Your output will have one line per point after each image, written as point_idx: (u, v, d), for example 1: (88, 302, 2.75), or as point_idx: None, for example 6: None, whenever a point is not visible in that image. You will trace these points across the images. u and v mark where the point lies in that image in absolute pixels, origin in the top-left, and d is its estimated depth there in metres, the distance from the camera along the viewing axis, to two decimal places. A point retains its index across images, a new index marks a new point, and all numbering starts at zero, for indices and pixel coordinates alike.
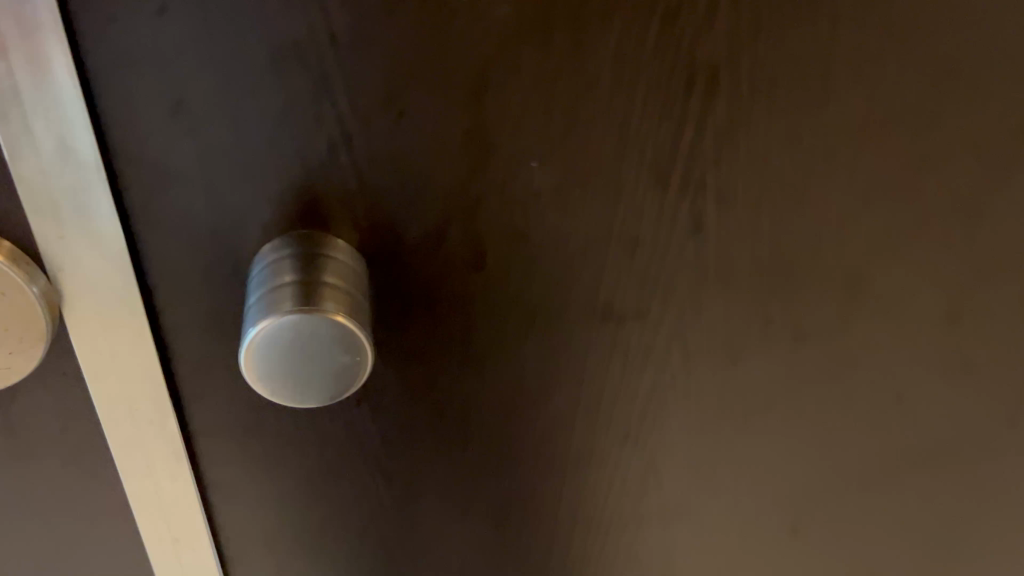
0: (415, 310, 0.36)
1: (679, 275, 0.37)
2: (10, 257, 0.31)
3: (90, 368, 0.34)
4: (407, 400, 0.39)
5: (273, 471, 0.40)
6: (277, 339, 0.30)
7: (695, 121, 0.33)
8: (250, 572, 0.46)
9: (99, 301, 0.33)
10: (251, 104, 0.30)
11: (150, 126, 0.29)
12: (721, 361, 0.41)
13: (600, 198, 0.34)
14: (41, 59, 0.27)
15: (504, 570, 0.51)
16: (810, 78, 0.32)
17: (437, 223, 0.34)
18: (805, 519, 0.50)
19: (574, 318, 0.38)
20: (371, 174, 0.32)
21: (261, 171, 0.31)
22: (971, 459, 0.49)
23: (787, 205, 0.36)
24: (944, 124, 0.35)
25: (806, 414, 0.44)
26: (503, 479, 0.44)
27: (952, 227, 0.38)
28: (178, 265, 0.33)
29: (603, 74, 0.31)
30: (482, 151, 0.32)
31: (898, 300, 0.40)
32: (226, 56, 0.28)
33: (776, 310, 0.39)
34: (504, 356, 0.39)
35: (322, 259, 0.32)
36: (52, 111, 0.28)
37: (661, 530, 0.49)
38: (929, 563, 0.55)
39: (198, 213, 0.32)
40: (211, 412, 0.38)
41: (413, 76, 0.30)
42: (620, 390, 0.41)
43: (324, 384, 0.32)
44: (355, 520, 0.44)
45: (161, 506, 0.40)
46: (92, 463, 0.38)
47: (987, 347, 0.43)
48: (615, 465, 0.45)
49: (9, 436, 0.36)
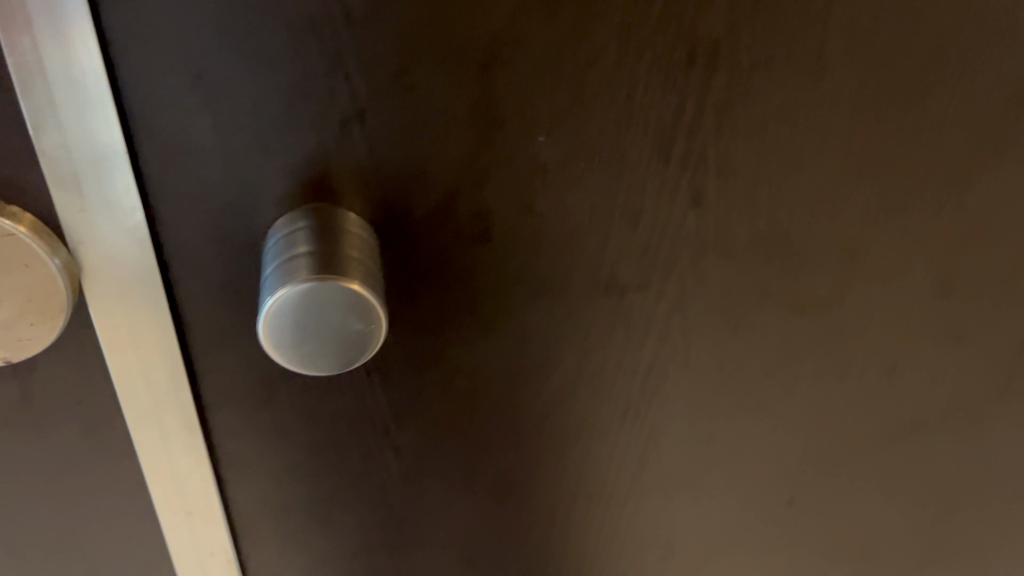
0: (424, 285, 0.37)
1: (681, 248, 0.38)
2: (32, 230, 0.31)
3: (107, 339, 0.35)
4: (416, 372, 0.40)
5: (284, 444, 0.41)
6: (294, 308, 0.31)
7: (697, 94, 0.33)
8: (259, 549, 0.46)
9: (118, 274, 0.34)
10: (267, 78, 0.30)
11: (169, 100, 0.30)
12: (720, 333, 0.42)
13: (605, 172, 0.35)
14: (65, 33, 0.28)
15: (508, 545, 0.51)
16: (808, 51, 0.33)
17: (447, 197, 0.35)
18: (801, 489, 0.51)
19: (578, 291, 0.39)
20: (383, 148, 0.33)
21: (276, 145, 0.32)
22: (961, 429, 0.50)
23: (786, 178, 0.37)
24: (936, 97, 0.36)
25: (802, 385, 0.45)
26: (508, 452, 0.45)
27: (943, 198, 0.39)
28: (193, 238, 0.34)
29: (610, 48, 0.32)
30: (492, 124, 0.33)
31: (892, 273, 0.41)
32: (245, 29, 0.29)
33: (774, 284, 0.40)
34: (511, 329, 0.40)
35: (336, 231, 0.33)
36: (76, 85, 0.29)
37: (660, 502, 0.50)
38: (922, 536, 0.56)
39: (214, 187, 0.33)
40: (224, 385, 0.38)
41: (426, 50, 0.31)
42: (623, 362, 0.42)
43: (339, 353, 0.33)
44: (363, 493, 0.45)
45: (174, 478, 0.41)
46: (108, 434, 0.39)
47: (976, 318, 0.45)
48: (617, 437, 0.46)
49: (27, 409, 0.37)
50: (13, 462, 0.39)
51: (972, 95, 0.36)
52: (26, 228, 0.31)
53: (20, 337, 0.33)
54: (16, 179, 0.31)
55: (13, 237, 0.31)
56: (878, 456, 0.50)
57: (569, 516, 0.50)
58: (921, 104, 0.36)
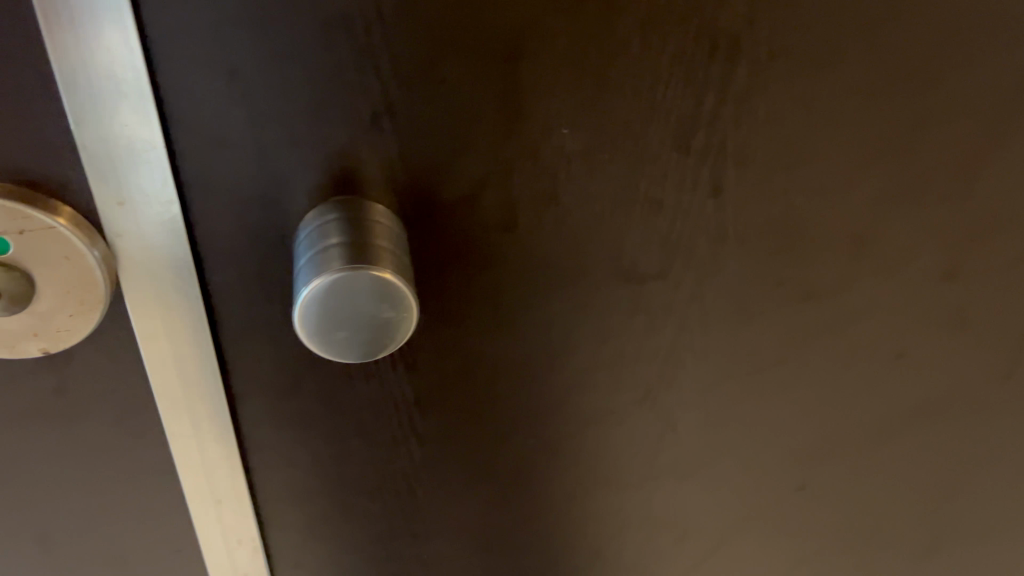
0: (449, 274, 0.38)
1: (699, 236, 0.39)
2: (72, 223, 0.32)
3: (142, 331, 0.36)
4: (440, 360, 0.41)
5: (310, 433, 0.42)
6: (327, 298, 0.31)
7: (717, 85, 0.34)
8: (285, 536, 0.47)
9: (154, 266, 0.34)
10: (301, 73, 0.31)
11: (206, 95, 0.31)
12: (735, 320, 0.43)
13: (627, 162, 0.36)
14: (108, 29, 0.29)
15: (526, 531, 0.52)
16: (823, 42, 0.34)
17: (473, 188, 0.35)
18: (813, 474, 0.52)
19: (598, 280, 0.40)
20: (411, 141, 0.34)
21: (308, 139, 0.33)
22: (969, 413, 0.51)
23: (801, 167, 0.38)
24: (947, 86, 0.37)
25: (815, 371, 0.46)
26: (527, 438, 0.46)
27: (953, 186, 0.40)
28: (227, 231, 0.34)
29: (632, 40, 0.33)
30: (518, 116, 0.34)
31: (903, 260, 0.42)
32: (280, 25, 0.30)
33: (789, 271, 0.41)
34: (533, 317, 0.41)
35: (365, 223, 0.33)
36: (117, 81, 0.30)
37: (675, 487, 0.51)
38: (931, 519, 0.58)
39: (248, 182, 0.33)
40: (253, 375, 0.39)
41: (454, 43, 0.32)
42: (640, 349, 0.43)
43: (372, 341, 0.33)
44: (386, 480, 0.46)
45: (204, 465, 0.42)
46: (140, 421, 0.40)
47: (986, 304, 0.45)
48: (634, 423, 0.47)
49: (63, 395, 0.38)
50: (49, 449, 0.40)
51: (982, 85, 0.37)
52: (65, 221, 0.32)
53: (59, 328, 0.34)
54: (57, 173, 0.32)
55: (54, 230, 0.32)
56: (887, 441, 0.51)
57: (586, 503, 0.51)
58: (933, 94, 0.37)
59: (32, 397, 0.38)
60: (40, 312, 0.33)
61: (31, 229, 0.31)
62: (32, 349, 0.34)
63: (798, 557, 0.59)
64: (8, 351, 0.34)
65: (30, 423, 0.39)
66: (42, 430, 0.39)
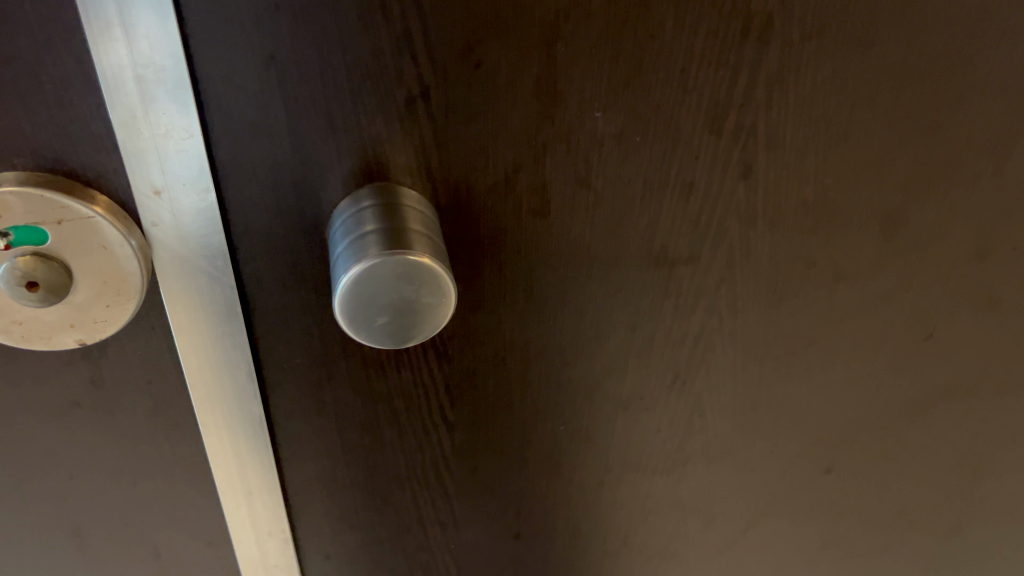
0: (482, 261, 0.38)
1: (730, 219, 0.39)
2: (109, 212, 0.32)
3: (176, 322, 0.36)
4: (471, 347, 0.41)
5: (342, 419, 0.42)
6: (366, 284, 0.31)
7: (749, 68, 0.34)
8: (316, 525, 0.47)
9: (190, 257, 0.34)
10: (337, 57, 0.31)
11: (243, 82, 0.30)
12: (765, 303, 0.43)
13: (659, 146, 0.36)
14: (146, 17, 0.28)
15: (554, 517, 0.53)
16: (856, 22, 0.34)
17: (507, 173, 0.35)
18: (838, 456, 0.53)
19: (631, 264, 0.40)
20: (446, 126, 0.33)
21: (344, 125, 0.32)
22: (993, 392, 0.51)
23: (831, 148, 0.38)
24: (978, 63, 0.37)
25: (842, 353, 0.47)
26: (557, 424, 0.46)
27: (980, 165, 0.40)
28: (262, 219, 0.34)
29: (668, 23, 0.32)
30: (552, 99, 0.33)
31: (931, 239, 0.42)
32: (317, 10, 0.29)
33: (819, 253, 0.41)
34: (565, 303, 0.41)
35: (401, 207, 0.33)
36: (156, 68, 0.29)
37: (703, 471, 0.52)
38: (954, 499, 0.58)
39: (284, 168, 0.33)
40: (286, 364, 0.39)
41: (490, 27, 0.31)
42: (671, 333, 0.43)
43: (411, 326, 0.33)
44: (417, 466, 0.46)
45: (236, 455, 0.42)
46: (174, 412, 0.40)
47: (1011, 282, 0.46)
48: (663, 406, 0.47)
49: (98, 388, 0.38)
50: (83, 439, 0.40)
51: (1012, 62, 0.37)
52: (102, 210, 0.32)
53: (96, 319, 0.34)
54: (94, 162, 0.31)
55: (91, 220, 0.31)
56: (913, 420, 0.51)
57: (615, 489, 0.51)
58: (963, 71, 0.37)
59: (67, 390, 0.38)
60: (77, 304, 0.33)
61: (68, 219, 0.31)
62: (68, 341, 0.34)
63: (823, 539, 0.59)
64: (44, 344, 0.34)
65: (65, 415, 0.39)
66: (77, 422, 0.39)
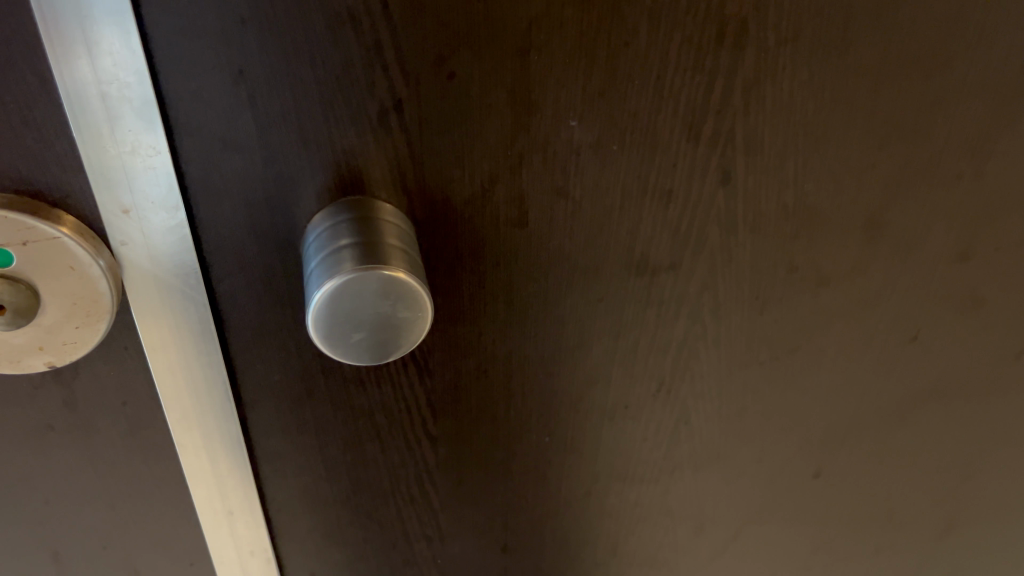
0: (461, 273, 0.37)
1: (710, 226, 0.39)
2: (76, 232, 0.31)
3: (149, 342, 0.35)
4: (453, 360, 0.41)
5: (324, 435, 0.42)
6: (340, 300, 0.30)
7: (725, 75, 0.34)
8: (298, 542, 0.47)
9: (161, 275, 0.33)
10: (307, 72, 0.30)
11: (211, 98, 0.30)
12: (749, 310, 0.42)
13: (637, 153, 0.35)
14: (108, 35, 0.28)
15: (542, 529, 0.52)
16: (833, 25, 0.34)
17: (484, 184, 0.35)
18: (826, 459, 0.52)
19: (612, 273, 0.39)
20: (420, 137, 0.33)
21: (316, 139, 0.32)
22: (980, 393, 0.51)
23: (811, 152, 0.37)
24: (957, 64, 0.37)
25: (828, 357, 0.46)
26: (543, 435, 0.46)
27: (961, 166, 0.40)
28: (234, 235, 0.34)
29: (642, 30, 0.32)
30: (527, 109, 0.33)
31: (914, 242, 0.42)
32: (285, 24, 0.29)
33: (802, 258, 0.41)
34: (546, 314, 0.40)
35: (376, 222, 0.33)
36: (121, 85, 0.29)
37: (691, 478, 0.51)
38: (946, 499, 0.58)
39: (255, 184, 0.32)
40: (263, 382, 0.39)
41: (463, 37, 0.31)
42: (655, 342, 0.43)
43: (387, 341, 0.32)
44: (402, 480, 0.46)
45: (215, 474, 0.41)
46: (149, 432, 0.39)
47: (995, 282, 0.45)
48: (649, 415, 0.46)
49: (72, 410, 0.37)
50: (58, 462, 0.40)
51: (991, 61, 0.37)
52: (69, 230, 0.31)
53: (65, 341, 0.33)
54: (60, 182, 0.31)
55: (58, 241, 0.31)
56: (900, 422, 0.51)
57: (603, 498, 0.51)
58: (943, 71, 0.37)
59: (39, 415, 0.37)
60: (46, 325, 0.32)
61: (34, 240, 0.30)
62: (37, 363, 0.33)
63: (814, 544, 0.59)
64: (13, 367, 0.33)
65: (39, 438, 0.38)
66: (51, 445, 0.39)
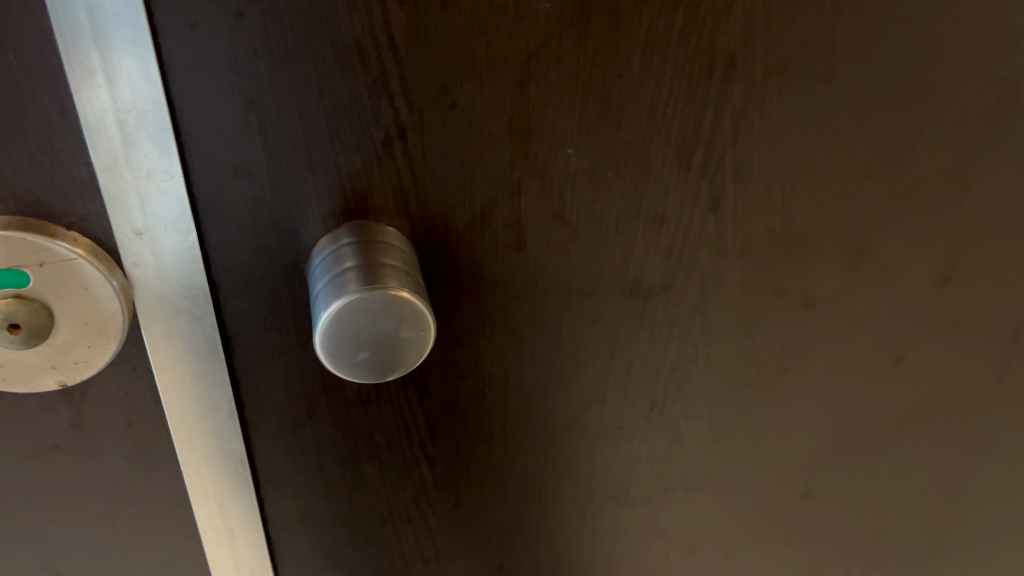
0: (460, 295, 0.38)
1: (701, 250, 0.40)
2: (91, 253, 0.32)
3: (158, 362, 0.36)
4: (451, 381, 0.42)
5: (324, 455, 0.42)
6: (345, 320, 0.31)
7: (715, 105, 0.35)
8: (297, 561, 0.48)
9: (170, 296, 0.34)
10: (316, 100, 0.31)
11: (224, 125, 0.31)
12: (739, 332, 0.44)
13: (631, 179, 0.37)
14: (125, 65, 0.29)
15: (537, 549, 0.53)
16: (815, 59, 0.35)
17: (483, 208, 0.36)
18: (814, 480, 0.53)
19: (606, 296, 0.40)
20: (422, 164, 0.34)
21: (323, 165, 0.33)
22: (964, 414, 0.52)
23: (798, 180, 0.39)
24: (935, 96, 0.38)
25: (815, 378, 0.47)
26: (538, 456, 0.47)
27: (941, 195, 0.42)
28: (241, 257, 0.35)
29: (635, 62, 0.33)
30: (525, 137, 0.34)
31: (897, 266, 0.44)
32: (296, 55, 0.30)
33: (789, 282, 0.42)
34: (542, 335, 0.41)
35: (379, 245, 0.34)
36: (138, 113, 0.30)
37: (683, 499, 0.52)
38: (932, 520, 0.59)
39: (264, 208, 0.33)
40: (266, 401, 0.39)
41: (464, 67, 0.32)
42: (647, 364, 0.44)
43: (391, 360, 0.33)
44: (400, 500, 0.46)
45: (217, 494, 0.42)
46: (154, 451, 0.40)
47: (976, 305, 0.47)
48: (643, 436, 0.48)
49: (78, 430, 0.38)
50: (63, 480, 0.40)
51: (965, 94, 0.39)
52: (84, 252, 0.32)
53: (76, 361, 0.34)
54: (75, 206, 0.32)
55: (74, 262, 0.32)
56: (887, 443, 0.53)
57: (597, 518, 0.52)
58: (922, 103, 0.38)
59: (47, 434, 0.38)
60: (58, 346, 0.33)
61: (51, 261, 0.31)
62: (48, 382, 0.34)
63: (804, 564, 0.60)
64: (25, 386, 0.34)
65: (44, 457, 0.39)
66: (57, 464, 0.39)
